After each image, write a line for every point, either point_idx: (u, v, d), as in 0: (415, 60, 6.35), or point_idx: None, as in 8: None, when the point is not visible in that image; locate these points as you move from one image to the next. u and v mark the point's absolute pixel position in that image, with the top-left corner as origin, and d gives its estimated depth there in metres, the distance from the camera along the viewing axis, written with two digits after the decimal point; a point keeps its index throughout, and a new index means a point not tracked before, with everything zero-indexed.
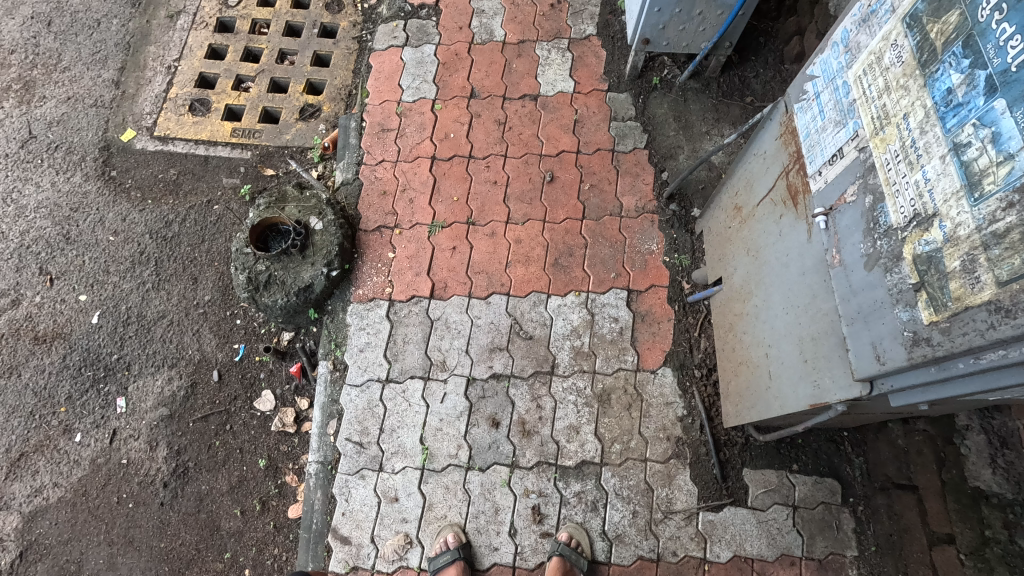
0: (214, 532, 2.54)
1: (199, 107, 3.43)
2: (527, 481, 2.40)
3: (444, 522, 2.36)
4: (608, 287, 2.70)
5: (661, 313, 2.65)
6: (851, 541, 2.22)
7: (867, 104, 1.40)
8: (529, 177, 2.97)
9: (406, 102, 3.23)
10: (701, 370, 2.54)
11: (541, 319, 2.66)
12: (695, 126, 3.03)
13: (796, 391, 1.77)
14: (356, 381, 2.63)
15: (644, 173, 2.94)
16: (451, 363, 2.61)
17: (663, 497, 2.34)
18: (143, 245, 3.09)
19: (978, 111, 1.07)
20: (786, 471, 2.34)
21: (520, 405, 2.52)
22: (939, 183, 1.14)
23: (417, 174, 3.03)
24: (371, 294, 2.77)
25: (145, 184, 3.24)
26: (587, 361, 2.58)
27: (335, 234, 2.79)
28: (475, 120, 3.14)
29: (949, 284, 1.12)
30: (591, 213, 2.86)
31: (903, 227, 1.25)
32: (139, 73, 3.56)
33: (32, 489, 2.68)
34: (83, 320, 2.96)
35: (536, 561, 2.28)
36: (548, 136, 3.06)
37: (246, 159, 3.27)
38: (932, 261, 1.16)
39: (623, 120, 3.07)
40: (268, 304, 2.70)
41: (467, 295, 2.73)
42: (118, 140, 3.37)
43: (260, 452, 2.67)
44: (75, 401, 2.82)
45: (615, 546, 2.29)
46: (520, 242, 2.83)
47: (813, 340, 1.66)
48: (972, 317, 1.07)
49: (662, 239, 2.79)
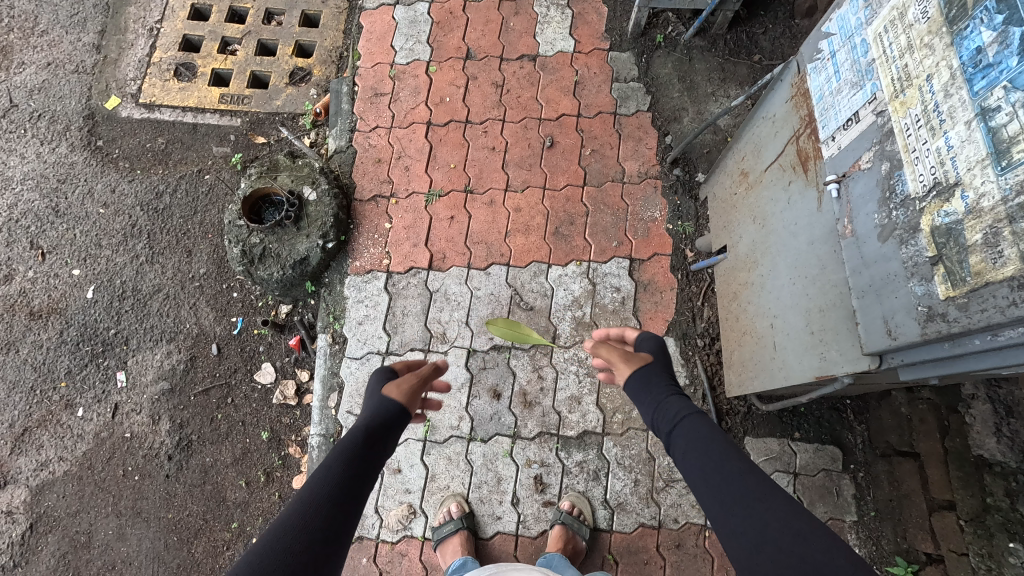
0: (220, 503, 2.57)
1: (184, 71, 3.30)
2: (529, 452, 2.41)
3: (447, 492, 2.38)
4: (610, 257, 2.65)
5: (664, 282, 2.60)
6: (851, 506, 2.22)
7: (887, 65, 1.31)
8: (528, 142, 2.87)
9: (399, 64, 3.10)
10: (703, 339, 2.51)
11: (542, 290, 2.62)
12: (700, 87, 2.91)
13: (801, 362, 1.74)
14: (355, 354, 2.60)
15: (647, 137, 2.84)
16: (451, 335, 2.58)
17: (664, 466, 2.35)
18: (134, 218, 3.02)
19: (1010, 73, 1.00)
20: (787, 440, 2.34)
21: (521, 376, 2.51)
22: (963, 151, 1.07)
23: (412, 140, 2.93)
24: (368, 266, 2.72)
25: (133, 154, 3.15)
26: (588, 332, 2.55)
27: (330, 204, 2.72)
28: (471, 83, 3.01)
29: (968, 258, 1.07)
30: (593, 179, 2.78)
31: (922, 197, 1.19)
32: (120, 36, 3.41)
33: (38, 464, 2.70)
34: (78, 295, 2.92)
35: (539, 529, 2.30)
36: (547, 99, 2.95)
37: (235, 126, 3.16)
38: (952, 234, 1.11)
39: (625, 81, 2.95)
40: (264, 277, 2.64)
41: (466, 266, 2.68)
42: (102, 108, 3.26)
43: (263, 424, 2.68)
44: (75, 376, 2.81)
45: (617, 514, 2.31)
46: (520, 210, 2.75)
47: (821, 312, 1.62)
48: (992, 294, 1.03)
49: (665, 206, 2.72)
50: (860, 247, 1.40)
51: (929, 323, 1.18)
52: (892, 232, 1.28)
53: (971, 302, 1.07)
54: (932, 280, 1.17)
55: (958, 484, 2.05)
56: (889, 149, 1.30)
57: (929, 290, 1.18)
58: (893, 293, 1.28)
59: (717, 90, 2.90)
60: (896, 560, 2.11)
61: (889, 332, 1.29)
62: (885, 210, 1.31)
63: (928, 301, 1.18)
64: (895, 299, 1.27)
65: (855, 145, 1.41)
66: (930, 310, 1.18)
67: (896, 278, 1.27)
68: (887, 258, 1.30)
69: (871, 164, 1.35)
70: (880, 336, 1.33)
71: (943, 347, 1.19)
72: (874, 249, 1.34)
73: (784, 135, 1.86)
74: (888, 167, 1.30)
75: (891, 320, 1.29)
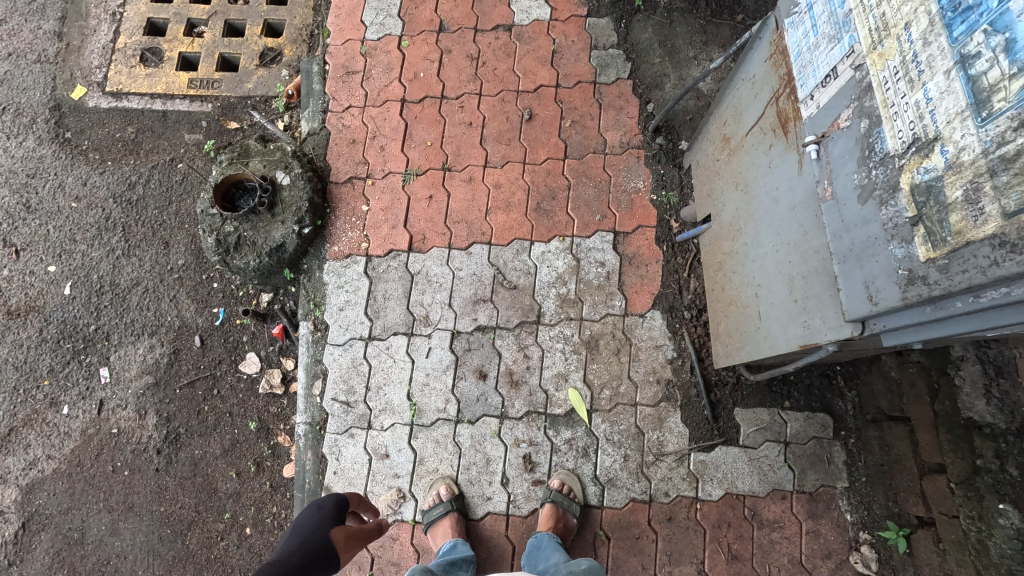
0: (212, 494, 2.55)
1: (151, 56, 3.19)
2: (518, 431, 2.38)
3: (436, 475, 2.36)
4: (593, 231, 2.59)
5: (649, 254, 2.55)
6: (842, 472, 2.22)
7: (864, 15, 1.24)
8: (506, 116, 2.78)
9: (370, 40, 3.00)
10: (690, 311, 2.47)
11: (525, 268, 2.56)
12: (681, 51, 2.82)
13: (785, 332, 1.70)
14: (338, 340, 2.56)
15: (628, 106, 2.76)
16: (434, 317, 2.54)
17: (654, 440, 2.33)
18: (108, 210, 2.94)
19: (991, 15, 0.93)
20: (777, 409, 2.32)
21: (507, 355, 2.47)
22: (943, 102, 1.01)
23: (387, 119, 2.84)
24: (346, 250, 2.66)
25: (102, 144, 3.05)
26: (573, 308, 2.50)
27: (304, 187, 2.65)
28: (445, 57, 2.91)
29: (948, 216, 1.02)
30: (574, 151, 2.70)
31: (901, 154, 1.13)
32: (83, 22, 3.29)
33: (26, 463, 2.67)
34: (56, 291, 2.87)
35: (529, 508, 2.29)
36: (525, 70, 2.85)
37: (206, 111, 3.06)
38: (931, 192, 1.05)
39: (604, 48, 2.86)
40: (241, 266, 2.59)
41: (447, 246, 2.62)
42: (68, 99, 3.15)
43: (250, 415, 2.64)
44: (58, 374, 2.77)
45: (607, 490, 2.29)
46: (500, 186, 2.68)
47: (804, 279, 1.57)
48: (973, 254, 0.98)
49: (649, 176, 2.65)
50: (840, 210, 1.34)
51: (910, 287, 1.13)
52: (871, 193, 1.22)
53: (951, 263, 1.02)
54: (912, 242, 1.12)
55: (947, 446, 2.03)
56: (868, 105, 1.23)
57: (909, 253, 1.13)
58: (874, 257, 1.23)
59: (698, 53, 2.81)
60: (887, 524, 2.13)
61: (871, 298, 1.25)
62: (864, 170, 1.25)
63: (908, 264, 1.13)
64: (876, 263, 1.22)
65: (834, 102, 1.34)
66: (911, 273, 1.13)
67: (877, 242, 1.21)
68: (867, 220, 1.24)
69: (850, 122, 1.29)
70: (861, 302, 1.28)
71: (924, 311, 1.14)
72: (854, 211, 1.29)
73: (764, 97, 1.79)
74: (867, 124, 1.23)
75: (873, 285, 1.24)
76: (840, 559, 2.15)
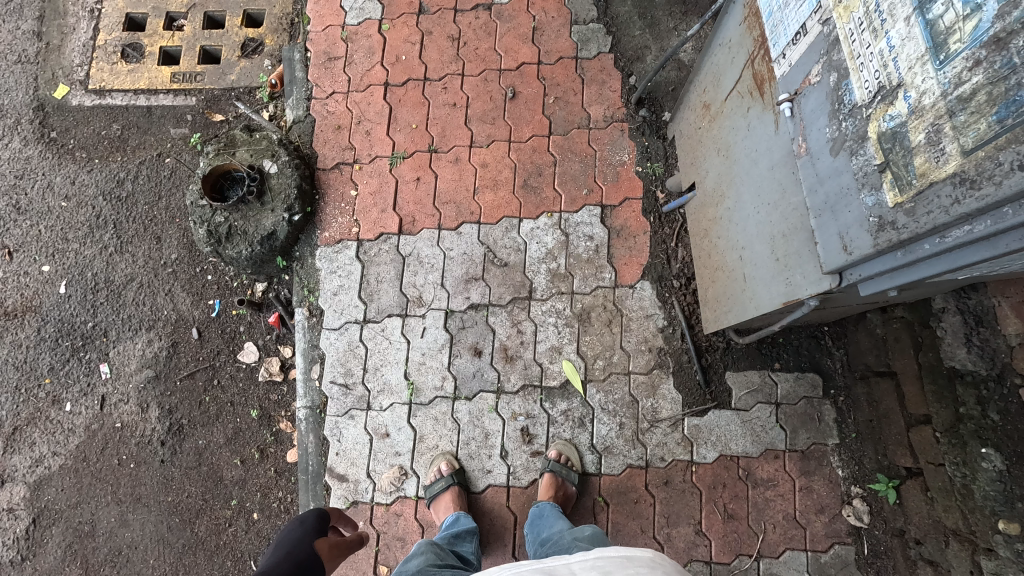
0: (218, 482, 2.57)
1: (132, 52, 3.18)
2: (515, 405, 2.42)
3: (437, 452, 2.40)
4: (581, 206, 2.62)
5: (636, 226, 2.58)
6: (832, 430, 2.28)
7: None
8: (489, 96, 2.80)
9: (350, 25, 3.00)
10: (679, 280, 2.51)
11: (515, 245, 2.59)
12: (661, 23, 2.85)
13: (768, 291, 1.72)
14: (333, 324, 2.59)
15: (611, 79, 2.77)
16: (427, 298, 2.57)
17: (649, 407, 2.37)
18: (98, 208, 2.95)
19: None
20: (768, 371, 2.37)
21: (501, 331, 2.51)
22: (904, 49, 1.05)
23: (371, 103, 2.85)
24: (337, 235, 2.69)
25: (89, 142, 3.05)
26: (564, 283, 2.53)
27: (292, 175, 2.67)
28: (426, 38, 2.92)
29: (913, 160, 1.06)
30: (558, 127, 2.72)
31: (868, 104, 1.17)
32: (61, 20, 3.27)
33: (33, 460, 2.70)
34: (51, 291, 2.88)
35: (529, 479, 2.34)
36: (506, 49, 2.86)
37: (191, 105, 3.06)
38: (897, 138, 1.09)
39: (585, 23, 2.87)
40: (233, 256, 2.61)
41: (437, 227, 2.65)
42: (52, 98, 3.14)
43: (251, 403, 2.66)
44: (58, 371, 2.79)
45: (604, 458, 2.34)
46: (486, 165, 2.71)
47: (784, 237, 1.60)
48: (936, 194, 1.02)
49: (633, 149, 2.67)
50: (814, 164, 1.37)
51: (880, 233, 1.17)
52: (842, 144, 1.26)
53: (917, 206, 1.06)
54: (882, 189, 1.16)
55: (932, 397, 2.05)
56: (836, 59, 1.27)
57: (878, 200, 1.17)
58: (847, 207, 1.26)
59: (678, 24, 2.84)
60: (877, 476, 2.19)
61: (845, 248, 1.28)
62: (835, 122, 1.28)
63: (878, 211, 1.17)
64: (849, 213, 1.26)
65: (805, 59, 1.38)
66: (881, 219, 1.17)
67: (849, 192, 1.25)
68: (840, 171, 1.28)
69: (820, 77, 1.32)
70: (836, 253, 1.31)
71: (896, 256, 1.18)
72: (827, 164, 1.32)
73: (740, 61, 1.81)
74: (835, 78, 1.27)
75: (847, 235, 1.27)
76: (833, 512, 2.22)
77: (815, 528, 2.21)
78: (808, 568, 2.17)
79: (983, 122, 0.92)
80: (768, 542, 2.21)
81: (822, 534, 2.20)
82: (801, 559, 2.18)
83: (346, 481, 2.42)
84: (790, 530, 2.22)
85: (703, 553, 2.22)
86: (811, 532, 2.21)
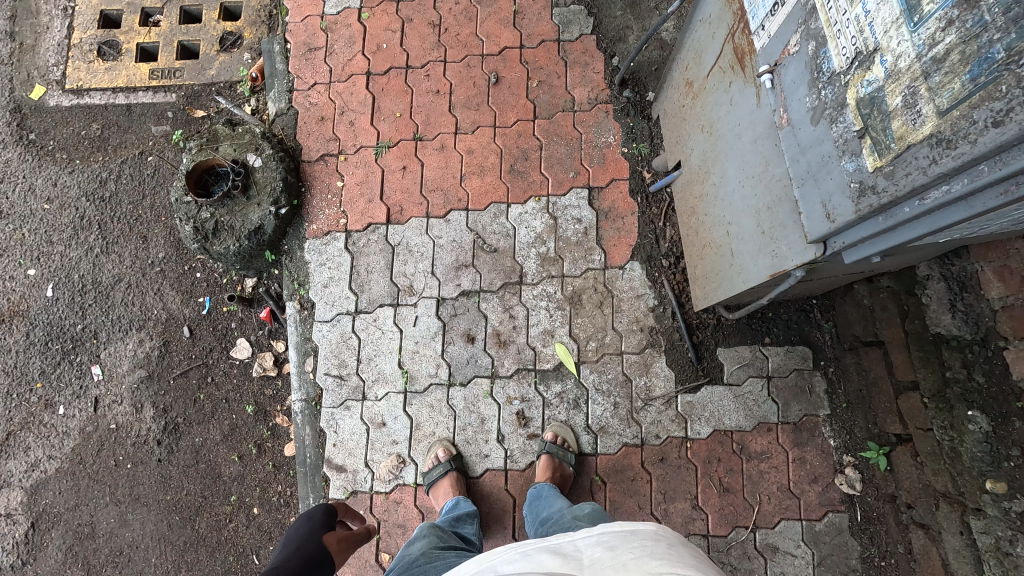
0: (217, 478, 2.57)
1: (108, 50, 3.13)
2: (509, 389, 2.43)
3: (434, 439, 2.41)
4: (568, 188, 2.62)
5: (624, 207, 2.59)
6: (823, 401, 2.33)
7: None
8: (472, 81, 2.78)
9: (330, 15, 2.97)
10: (668, 259, 2.52)
11: (504, 231, 2.59)
12: (642, 3, 2.85)
13: (755, 263, 1.74)
14: (325, 316, 2.59)
15: (594, 61, 2.77)
16: (418, 286, 2.57)
17: (642, 386, 2.39)
18: (81, 210, 2.91)
19: None
20: (759, 345, 2.40)
21: (493, 317, 2.51)
22: (879, 14, 1.07)
23: (353, 93, 2.83)
24: (325, 227, 2.68)
25: (68, 143, 3.00)
26: (554, 266, 2.54)
27: (277, 168, 2.65)
28: (407, 26, 2.90)
29: (892, 123, 1.07)
30: (543, 110, 2.71)
31: (846, 70, 1.18)
32: (34, 19, 3.21)
33: (28, 465, 2.69)
34: (38, 294, 2.85)
35: (527, 462, 2.36)
36: (487, 33, 2.84)
37: (171, 102, 3.02)
38: (875, 103, 1.11)
39: (566, 5, 2.85)
40: (221, 252, 2.59)
41: (425, 216, 2.65)
42: (28, 99, 3.09)
43: (246, 398, 2.65)
44: (49, 375, 2.77)
45: (600, 437, 2.36)
46: (472, 152, 2.70)
47: (769, 209, 1.61)
48: (914, 156, 1.03)
49: (618, 130, 2.68)
50: (795, 134, 1.39)
51: (862, 198, 1.19)
52: (822, 113, 1.27)
53: (896, 169, 1.08)
54: (861, 154, 1.17)
55: (919, 363, 2.06)
56: (813, 27, 1.28)
57: (859, 165, 1.19)
58: (829, 175, 1.27)
59: (659, 3, 2.84)
60: (868, 444, 2.23)
61: (828, 216, 1.30)
62: (815, 91, 1.29)
63: (858, 176, 1.19)
64: (831, 180, 1.27)
65: (784, 29, 1.39)
66: (862, 184, 1.19)
67: (830, 159, 1.26)
68: (820, 140, 1.29)
69: (799, 47, 1.34)
70: (821, 222, 1.33)
71: (877, 221, 1.20)
72: (808, 134, 1.33)
73: (720, 35, 1.81)
74: (813, 46, 1.28)
75: (829, 203, 1.29)
76: (826, 482, 2.26)
77: (809, 498, 2.25)
78: (802, 536, 2.22)
79: (957, 81, 0.93)
80: (763, 514, 2.25)
81: (816, 502, 2.25)
82: (796, 528, 2.23)
83: (344, 472, 2.43)
84: (784, 501, 2.26)
85: (700, 527, 2.26)
86: (804, 502, 2.25)
